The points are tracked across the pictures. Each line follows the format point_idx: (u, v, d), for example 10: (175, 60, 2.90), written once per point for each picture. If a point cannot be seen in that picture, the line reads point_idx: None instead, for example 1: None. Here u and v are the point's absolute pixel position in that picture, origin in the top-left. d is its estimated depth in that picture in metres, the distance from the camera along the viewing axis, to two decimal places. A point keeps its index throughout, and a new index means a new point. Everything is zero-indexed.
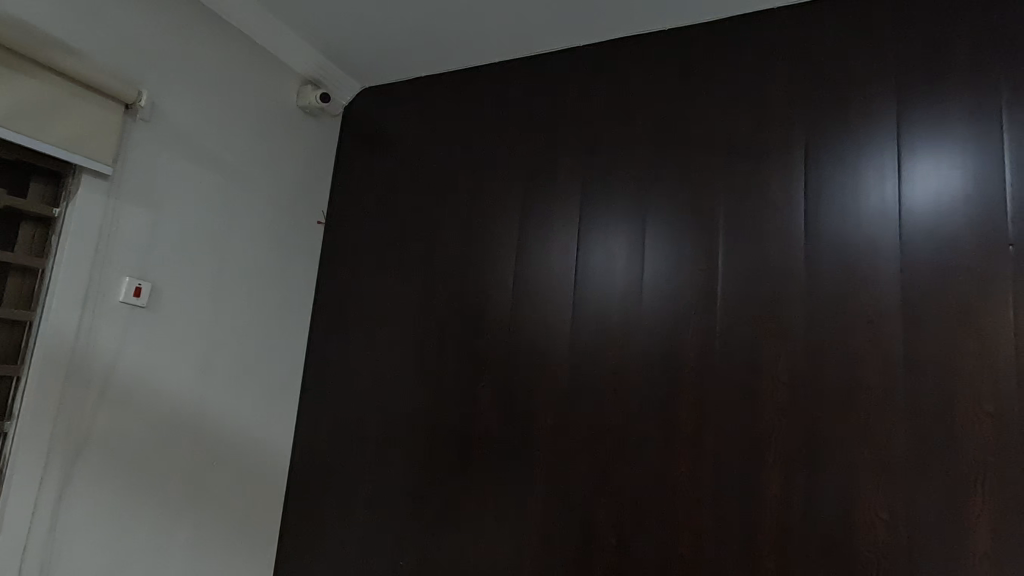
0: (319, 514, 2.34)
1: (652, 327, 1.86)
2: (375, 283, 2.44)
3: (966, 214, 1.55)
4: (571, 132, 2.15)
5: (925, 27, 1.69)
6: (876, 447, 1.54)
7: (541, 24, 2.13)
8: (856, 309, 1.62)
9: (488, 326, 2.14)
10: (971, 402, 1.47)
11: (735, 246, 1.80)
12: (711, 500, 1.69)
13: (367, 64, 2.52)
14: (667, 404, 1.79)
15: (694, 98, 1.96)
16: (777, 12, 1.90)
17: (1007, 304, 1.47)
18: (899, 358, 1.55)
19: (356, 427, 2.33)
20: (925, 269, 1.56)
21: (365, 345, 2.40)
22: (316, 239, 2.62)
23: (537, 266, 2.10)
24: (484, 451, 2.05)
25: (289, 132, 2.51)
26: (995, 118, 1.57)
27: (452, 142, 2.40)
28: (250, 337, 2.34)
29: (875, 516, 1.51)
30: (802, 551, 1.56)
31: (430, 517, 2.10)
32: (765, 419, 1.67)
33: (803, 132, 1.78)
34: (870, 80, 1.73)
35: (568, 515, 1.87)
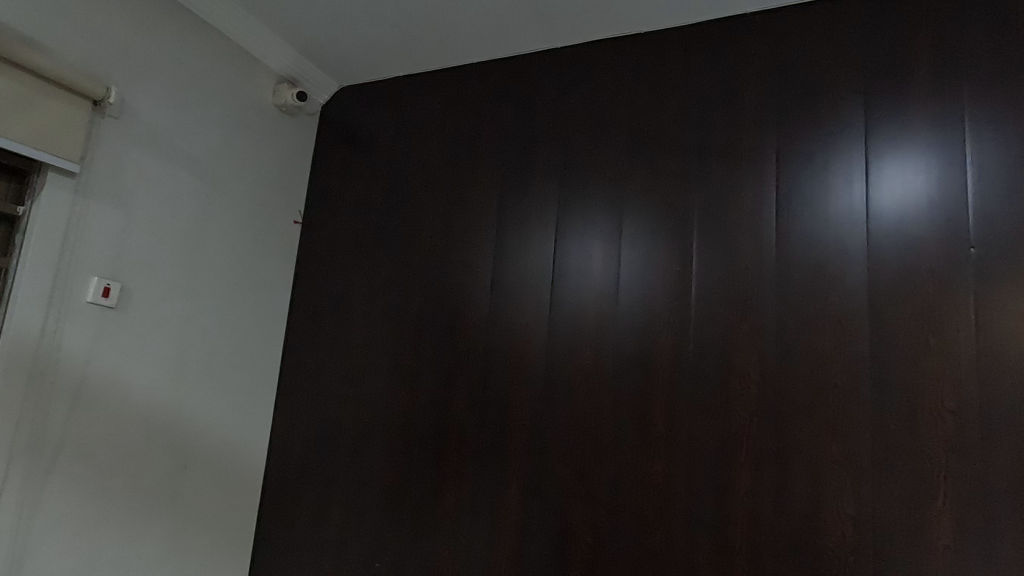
0: (296, 517, 2.31)
1: (629, 330, 1.87)
2: (352, 284, 2.42)
3: (928, 216, 1.59)
4: (549, 134, 2.16)
5: (893, 34, 1.73)
6: (844, 444, 1.57)
7: (516, 26, 2.14)
8: (824, 310, 1.65)
9: (465, 327, 2.14)
10: (934, 402, 1.51)
11: (709, 248, 1.82)
12: (686, 498, 1.70)
13: (345, 63, 2.50)
14: (643, 403, 1.81)
15: (669, 104, 1.98)
16: (748, 19, 1.93)
17: (967, 306, 1.52)
18: (866, 356, 1.59)
19: (333, 429, 2.31)
20: (889, 270, 1.60)
21: (342, 347, 2.37)
22: (292, 241, 2.58)
23: (514, 267, 2.10)
24: (462, 451, 2.05)
25: (262, 132, 2.47)
26: (958, 124, 1.61)
27: (430, 144, 2.39)
28: (224, 339, 2.31)
29: (841, 511, 1.54)
30: (773, 545, 1.59)
31: (407, 517, 2.09)
32: (736, 415, 1.69)
33: (774, 134, 1.81)
34: (838, 85, 1.77)
35: (545, 513, 1.88)
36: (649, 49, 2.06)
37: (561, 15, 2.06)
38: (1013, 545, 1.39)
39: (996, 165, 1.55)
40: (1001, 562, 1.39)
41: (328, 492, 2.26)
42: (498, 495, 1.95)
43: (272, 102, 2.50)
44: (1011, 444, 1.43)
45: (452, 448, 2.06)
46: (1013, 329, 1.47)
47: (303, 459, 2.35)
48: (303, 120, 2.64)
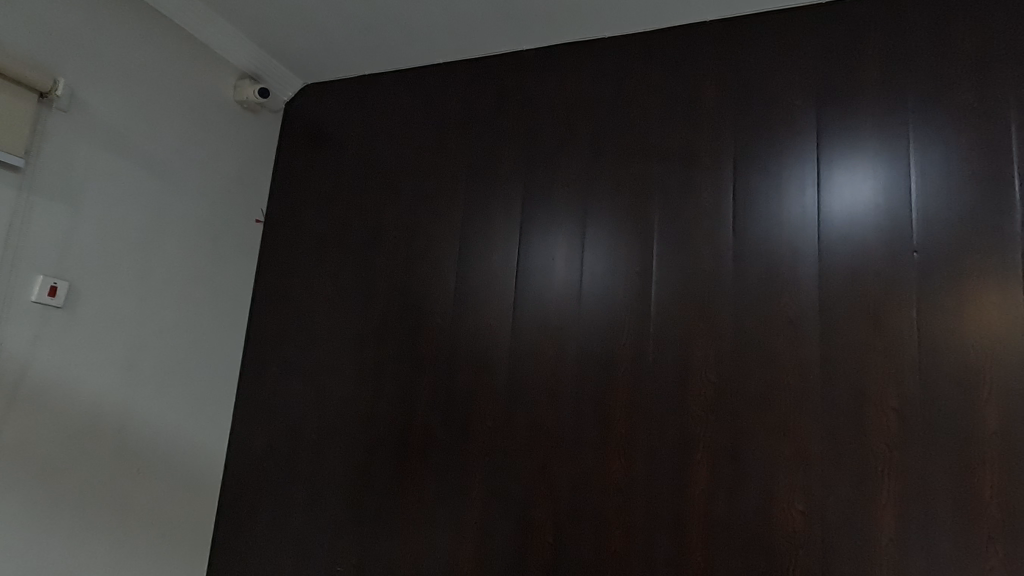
0: (255, 521, 2.26)
1: (590, 330, 1.90)
2: (314, 283, 2.39)
3: (876, 221, 1.65)
4: (515, 135, 2.16)
5: (843, 45, 1.79)
6: (796, 442, 1.61)
7: (482, 28, 2.14)
8: (778, 311, 1.70)
9: (429, 329, 2.13)
10: (879, 400, 1.56)
11: (669, 251, 1.86)
12: (645, 497, 1.73)
13: (308, 61, 2.47)
14: (604, 404, 1.83)
15: (631, 108, 2.01)
16: (708, 27, 1.97)
17: (911, 309, 1.58)
18: (817, 355, 1.64)
19: (294, 431, 2.27)
20: (839, 273, 1.66)
21: (304, 348, 2.34)
22: (254, 240, 2.54)
23: (478, 269, 2.10)
24: (424, 452, 2.04)
25: (222, 129, 2.42)
26: (903, 133, 1.68)
27: (395, 144, 2.37)
28: (180, 340, 2.25)
29: (792, 507, 1.58)
30: (728, 541, 1.63)
31: (368, 520, 2.07)
32: (693, 416, 1.72)
33: (731, 140, 1.86)
34: (791, 93, 1.82)
35: (507, 512, 1.88)
36: (613, 54, 2.08)
37: (526, 17, 2.07)
38: (951, 538, 1.45)
39: (938, 173, 1.62)
40: (940, 554, 1.45)
41: (287, 496, 2.23)
42: (460, 497, 1.95)
43: (233, 98, 2.46)
44: (948, 440, 1.49)
45: (415, 449, 2.05)
46: (951, 331, 1.54)
47: (262, 462, 2.30)
48: (266, 117, 2.60)
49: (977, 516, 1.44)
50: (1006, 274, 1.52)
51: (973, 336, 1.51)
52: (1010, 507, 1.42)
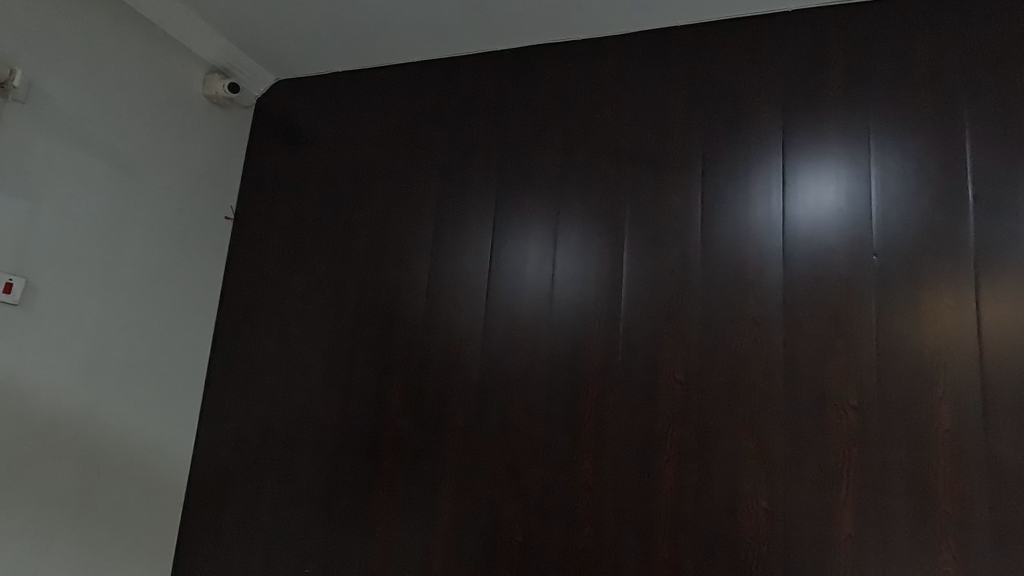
0: (221, 523, 2.22)
1: (561, 330, 1.91)
2: (285, 282, 2.36)
3: (839, 225, 1.69)
4: (489, 135, 2.16)
5: (808, 53, 1.84)
6: (760, 441, 1.65)
7: (455, 27, 2.14)
8: (744, 311, 1.73)
9: (401, 329, 2.12)
10: (839, 400, 1.60)
11: (640, 253, 1.88)
12: (613, 496, 1.75)
13: (280, 56, 2.44)
14: (574, 404, 1.84)
15: (603, 110, 2.03)
16: (678, 32, 2.00)
17: (871, 310, 1.62)
18: (780, 355, 1.67)
19: (263, 432, 2.24)
20: (804, 275, 1.70)
21: (274, 347, 2.31)
22: (222, 237, 2.49)
23: (451, 269, 2.10)
24: (395, 452, 2.03)
25: (190, 123, 2.37)
26: (864, 139, 1.73)
27: (368, 142, 2.35)
28: (145, 338, 2.20)
29: (755, 506, 1.62)
30: (694, 539, 1.65)
31: (338, 522, 2.05)
32: (662, 416, 1.75)
33: (701, 143, 1.89)
34: (759, 99, 1.85)
35: (478, 511, 1.88)
36: (586, 56, 2.10)
37: (499, 17, 2.07)
38: (907, 534, 1.49)
39: (896, 179, 1.67)
40: (896, 549, 1.49)
41: (255, 497, 2.19)
42: (430, 497, 1.94)
43: (201, 93, 2.41)
44: (904, 437, 1.54)
45: (386, 449, 2.04)
46: (908, 333, 1.58)
47: (230, 463, 2.26)
48: (236, 113, 2.55)
49: (932, 512, 1.49)
50: (960, 278, 1.57)
51: (929, 337, 1.56)
52: (962, 503, 1.47)
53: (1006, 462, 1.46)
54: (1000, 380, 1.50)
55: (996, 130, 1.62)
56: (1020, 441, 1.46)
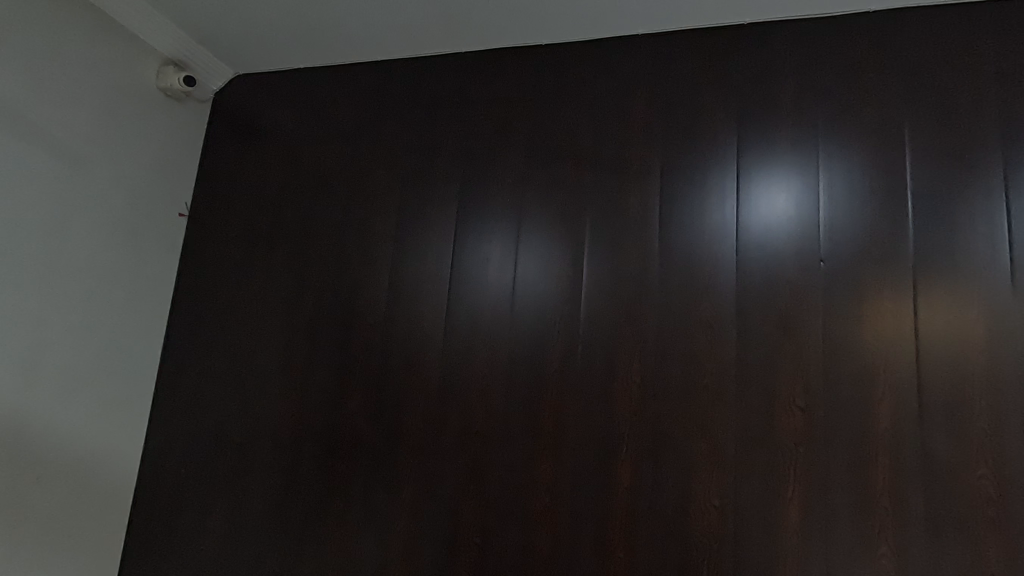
0: (171, 529, 2.15)
1: (522, 332, 1.92)
2: (241, 281, 2.31)
3: (789, 232, 1.76)
4: (452, 136, 2.16)
5: (761, 65, 1.90)
6: (713, 441, 1.69)
7: (419, 27, 2.13)
8: (698, 315, 1.78)
9: (361, 330, 2.10)
10: (788, 401, 1.66)
11: (601, 256, 1.90)
12: (571, 496, 1.77)
13: (238, 50, 2.38)
14: (533, 405, 1.86)
15: (564, 114, 2.06)
16: (638, 41, 2.04)
17: (817, 315, 1.69)
18: (733, 357, 1.72)
19: (216, 436, 2.18)
20: (756, 280, 1.75)
21: (229, 348, 2.25)
22: (176, 235, 2.42)
23: (413, 270, 2.09)
24: (353, 454, 2.00)
25: (142, 117, 2.29)
26: (814, 149, 1.79)
27: (329, 142, 2.32)
28: (90, 340, 2.12)
29: (707, 503, 1.66)
30: (649, 538, 1.68)
31: (294, 526, 2.01)
32: (619, 417, 1.78)
33: (660, 150, 1.93)
34: (715, 108, 1.91)
35: (436, 513, 1.87)
36: (549, 61, 2.12)
37: (464, 20, 2.07)
38: (849, 530, 1.56)
39: (843, 188, 1.74)
40: (838, 544, 1.56)
41: (207, 502, 2.13)
42: (389, 499, 1.93)
43: (156, 85, 2.34)
44: (846, 436, 1.61)
45: (344, 451, 2.02)
46: (853, 337, 1.65)
47: (181, 466, 2.20)
48: (192, 107, 2.48)
49: (871, 508, 1.55)
50: (899, 284, 1.65)
51: (873, 341, 1.64)
52: (899, 499, 1.54)
53: (939, 458, 1.54)
54: (934, 381, 1.58)
55: (934, 144, 1.71)
56: (951, 439, 1.54)
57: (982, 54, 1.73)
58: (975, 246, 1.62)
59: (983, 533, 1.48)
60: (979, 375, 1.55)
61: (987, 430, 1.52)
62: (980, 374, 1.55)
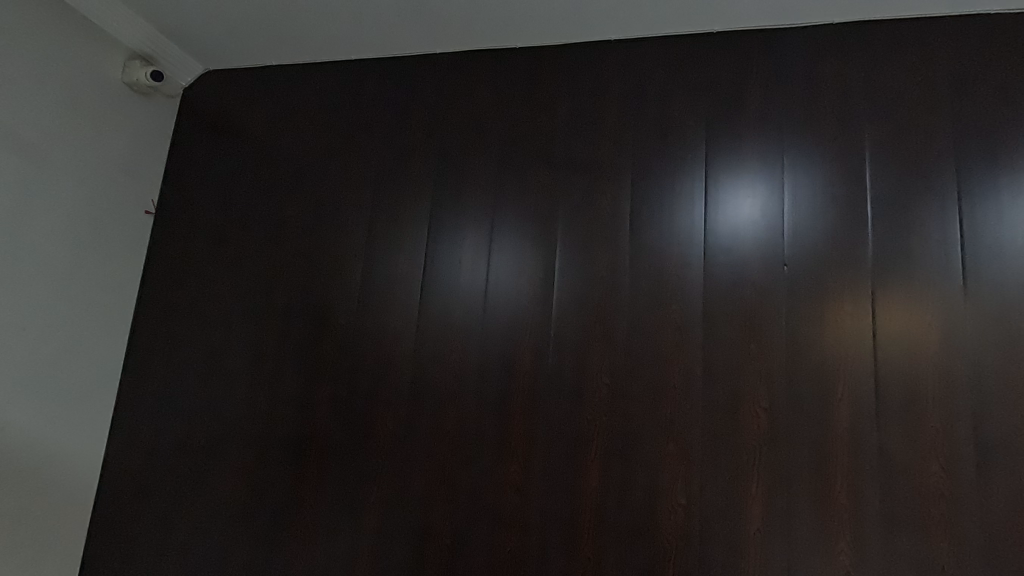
0: (134, 533, 2.10)
1: (493, 333, 1.93)
2: (209, 281, 2.27)
3: (755, 236, 1.80)
4: (426, 136, 2.16)
5: (729, 74, 1.94)
6: (678, 440, 1.72)
7: (392, 27, 2.13)
8: (666, 316, 1.81)
9: (331, 331, 2.08)
10: (752, 401, 1.70)
11: (572, 258, 1.92)
12: (540, 496, 1.78)
13: (208, 46, 2.34)
14: (504, 406, 1.87)
15: (537, 117, 2.07)
16: (610, 47, 2.07)
17: (780, 317, 1.73)
18: (699, 358, 1.76)
19: (181, 439, 2.14)
20: (721, 283, 1.79)
21: (197, 349, 2.21)
22: (142, 232, 2.37)
23: (385, 269, 2.08)
24: (323, 455, 1.98)
25: (107, 111, 2.24)
26: (779, 155, 1.84)
27: (301, 140, 2.30)
28: (50, 339, 2.06)
29: (674, 503, 1.69)
30: (617, 537, 1.71)
31: (262, 528, 1.98)
32: (588, 418, 1.80)
33: (631, 154, 1.95)
34: (685, 114, 1.94)
35: (406, 514, 1.87)
36: (523, 64, 2.13)
37: (438, 21, 2.07)
38: (808, 527, 1.60)
39: (807, 193, 1.79)
40: (798, 542, 1.60)
41: (171, 506, 2.09)
42: (358, 500, 1.92)
43: (121, 80, 2.29)
44: (807, 435, 1.65)
45: (313, 452, 1.99)
46: (815, 339, 1.70)
47: (144, 468, 2.15)
48: (159, 102, 2.44)
49: (830, 505, 1.60)
50: (859, 287, 1.70)
51: (833, 343, 1.68)
52: (857, 497, 1.59)
53: (894, 457, 1.59)
54: (890, 381, 1.63)
55: (893, 152, 1.77)
56: (906, 438, 1.59)
57: (937, 68, 1.80)
58: (929, 252, 1.68)
59: (934, 529, 1.53)
60: (931, 376, 1.61)
61: (939, 430, 1.58)
62: (932, 375, 1.61)
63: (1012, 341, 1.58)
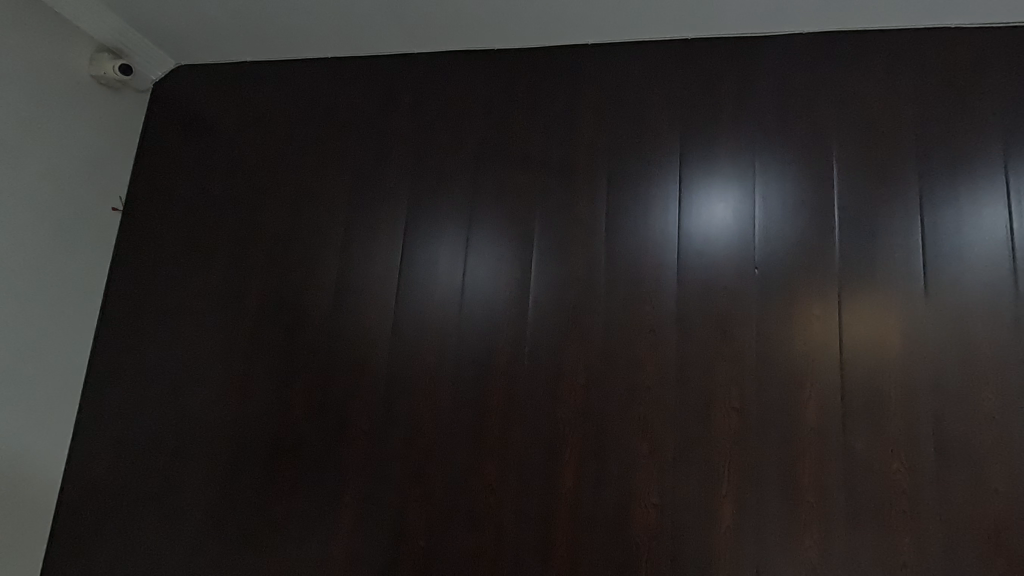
0: (98, 539, 2.05)
1: (470, 334, 1.93)
2: (179, 280, 2.22)
3: (727, 240, 1.83)
4: (403, 136, 2.15)
5: (703, 80, 1.98)
6: (652, 440, 1.75)
7: (370, 26, 2.12)
8: (641, 318, 1.83)
9: (306, 331, 2.06)
10: (724, 401, 1.73)
11: (548, 260, 1.94)
12: (515, 497, 1.79)
13: (179, 40, 2.30)
14: (480, 407, 1.87)
15: (514, 119, 2.08)
16: (587, 51, 2.09)
17: (751, 320, 1.77)
18: (673, 360, 1.79)
19: (149, 440, 2.09)
20: (695, 287, 1.82)
21: (167, 349, 2.16)
22: (109, 229, 2.31)
23: (360, 270, 2.07)
24: (296, 457, 1.96)
25: (73, 105, 2.18)
26: (751, 161, 1.88)
27: (275, 138, 2.27)
28: (11, 338, 2.00)
29: (647, 503, 1.71)
30: (591, 537, 1.72)
31: (233, 531, 1.95)
32: (564, 418, 1.81)
33: (607, 158, 1.98)
34: (660, 119, 1.97)
35: (381, 515, 1.85)
36: (501, 66, 2.14)
37: (416, 21, 2.07)
38: (777, 526, 1.63)
39: (778, 199, 1.84)
40: (767, 540, 1.63)
41: (137, 509, 2.04)
42: (332, 502, 1.90)
43: (89, 73, 2.23)
44: (776, 435, 1.69)
45: (286, 454, 1.97)
46: (785, 341, 1.74)
47: (110, 471, 2.10)
48: (128, 96, 2.38)
49: (798, 503, 1.64)
50: (827, 291, 1.74)
51: (802, 345, 1.73)
52: (824, 495, 1.63)
53: (859, 457, 1.64)
54: (856, 382, 1.68)
55: (860, 160, 1.82)
56: (871, 438, 1.64)
57: (901, 79, 1.86)
58: (893, 257, 1.73)
59: (897, 525, 1.58)
60: (895, 378, 1.66)
61: (902, 430, 1.63)
62: (895, 376, 1.66)
63: (970, 343, 1.64)
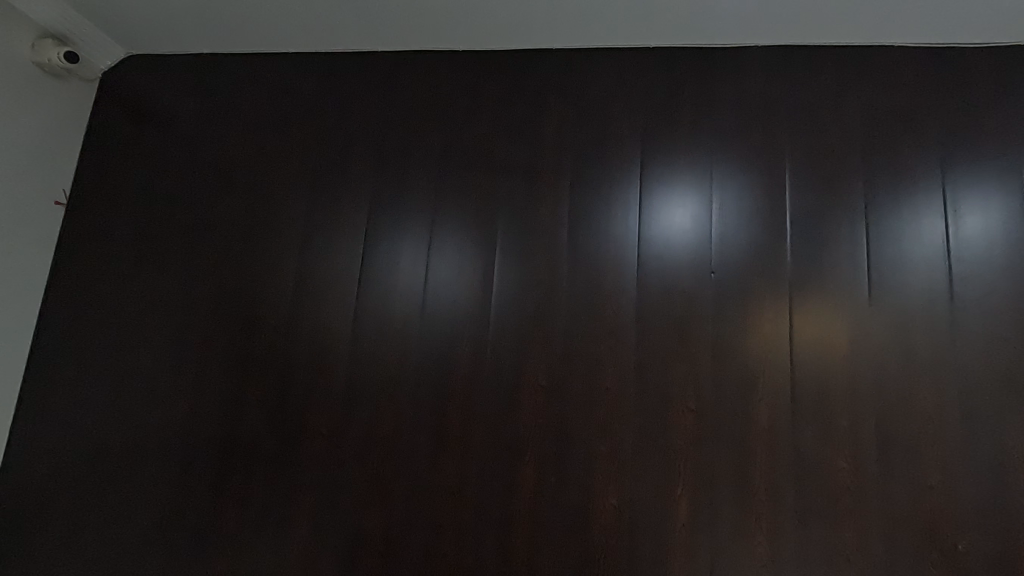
0: (36, 548, 1.95)
1: (432, 335, 1.92)
2: (128, 277, 2.14)
3: (685, 245, 1.88)
4: (365, 135, 2.13)
5: (663, 88, 2.02)
6: (611, 441, 1.78)
7: (332, 23, 2.08)
8: (602, 320, 1.86)
9: (262, 331, 2.01)
10: (681, 402, 1.78)
11: (511, 261, 1.95)
12: (476, 498, 1.79)
13: (130, 29, 2.22)
14: (441, 408, 1.86)
15: (479, 121, 2.09)
16: (551, 55, 2.11)
17: (707, 323, 1.82)
18: (632, 362, 1.82)
19: (93, 444, 2.01)
20: (653, 290, 1.86)
21: (113, 350, 2.08)
22: (52, 223, 2.21)
23: (320, 270, 2.03)
24: (251, 461, 1.91)
25: (14, 92, 2.08)
26: (708, 168, 1.93)
27: (232, 133, 2.21)
28: None
29: (606, 502, 1.74)
30: (550, 537, 1.74)
31: (183, 537, 1.89)
32: (525, 419, 1.82)
33: (570, 162, 2.00)
34: (622, 125, 2.01)
35: (339, 519, 1.83)
36: (465, 68, 2.14)
37: (380, 20, 2.05)
38: (730, 523, 1.69)
39: (733, 205, 1.89)
40: (720, 537, 1.68)
41: (80, 516, 1.95)
42: (289, 506, 1.86)
43: (31, 59, 2.13)
44: (730, 434, 1.74)
45: (240, 457, 1.92)
46: (738, 344, 1.79)
47: (50, 477, 2.00)
48: (73, 85, 2.29)
49: (750, 501, 1.69)
50: (778, 295, 1.81)
51: (754, 348, 1.78)
52: (774, 492, 1.69)
53: (807, 455, 1.70)
54: (806, 383, 1.75)
55: (811, 170, 1.89)
56: (819, 437, 1.71)
57: (849, 93, 1.94)
58: (841, 264, 1.81)
59: (842, 521, 1.65)
60: (841, 380, 1.73)
61: (847, 430, 1.70)
62: (842, 378, 1.74)
63: (909, 348, 1.73)
